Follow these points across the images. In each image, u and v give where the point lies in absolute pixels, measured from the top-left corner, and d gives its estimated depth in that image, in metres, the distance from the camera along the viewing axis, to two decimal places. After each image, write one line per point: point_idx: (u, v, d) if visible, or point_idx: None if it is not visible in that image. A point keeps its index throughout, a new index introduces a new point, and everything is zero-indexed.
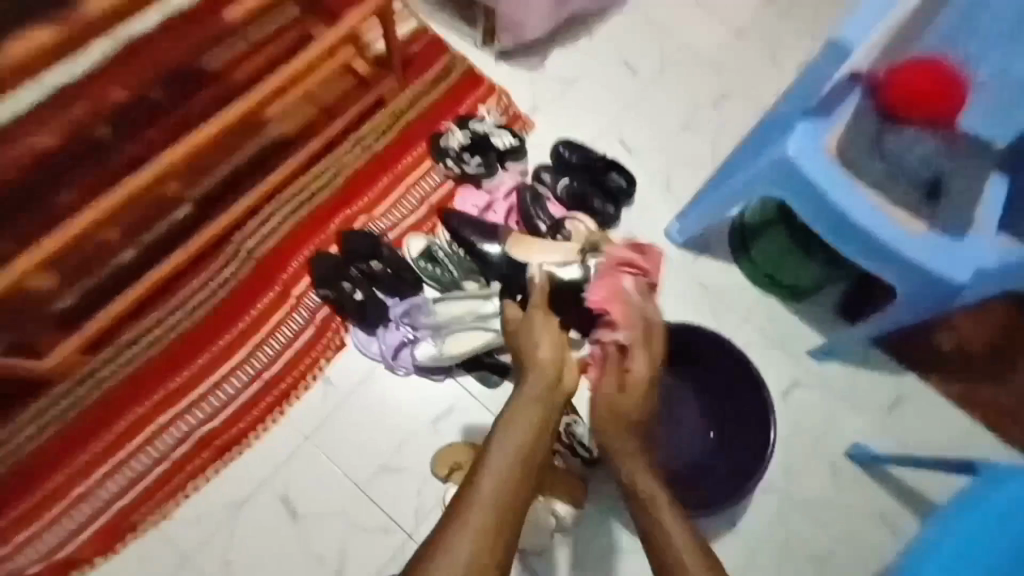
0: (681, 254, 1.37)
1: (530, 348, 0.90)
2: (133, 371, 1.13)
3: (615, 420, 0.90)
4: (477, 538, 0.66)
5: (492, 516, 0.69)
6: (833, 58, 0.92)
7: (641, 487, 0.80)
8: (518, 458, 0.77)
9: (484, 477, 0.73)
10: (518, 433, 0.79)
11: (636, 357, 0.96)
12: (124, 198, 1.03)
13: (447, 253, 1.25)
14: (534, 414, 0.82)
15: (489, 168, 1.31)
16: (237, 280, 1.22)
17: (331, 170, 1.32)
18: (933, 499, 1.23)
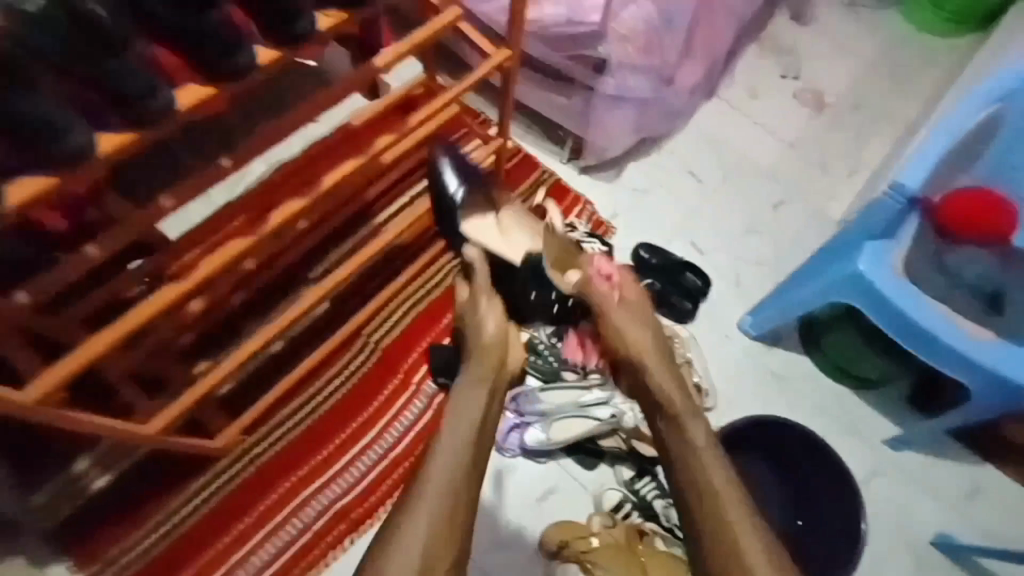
0: (754, 346, 1.50)
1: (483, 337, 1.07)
2: (280, 451, 1.30)
3: (656, 381, 1.04)
4: (434, 510, 0.87)
5: (450, 494, 0.89)
6: (896, 195, 1.11)
7: (695, 453, 0.95)
8: (470, 440, 0.94)
9: (440, 459, 0.92)
10: (473, 413, 0.97)
11: (615, 327, 1.11)
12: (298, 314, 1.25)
13: (547, 345, 1.39)
14: (476, 396, 0.99)
15: None
16: (366, 370, 1.40)
17: (445, 270, 1.52)
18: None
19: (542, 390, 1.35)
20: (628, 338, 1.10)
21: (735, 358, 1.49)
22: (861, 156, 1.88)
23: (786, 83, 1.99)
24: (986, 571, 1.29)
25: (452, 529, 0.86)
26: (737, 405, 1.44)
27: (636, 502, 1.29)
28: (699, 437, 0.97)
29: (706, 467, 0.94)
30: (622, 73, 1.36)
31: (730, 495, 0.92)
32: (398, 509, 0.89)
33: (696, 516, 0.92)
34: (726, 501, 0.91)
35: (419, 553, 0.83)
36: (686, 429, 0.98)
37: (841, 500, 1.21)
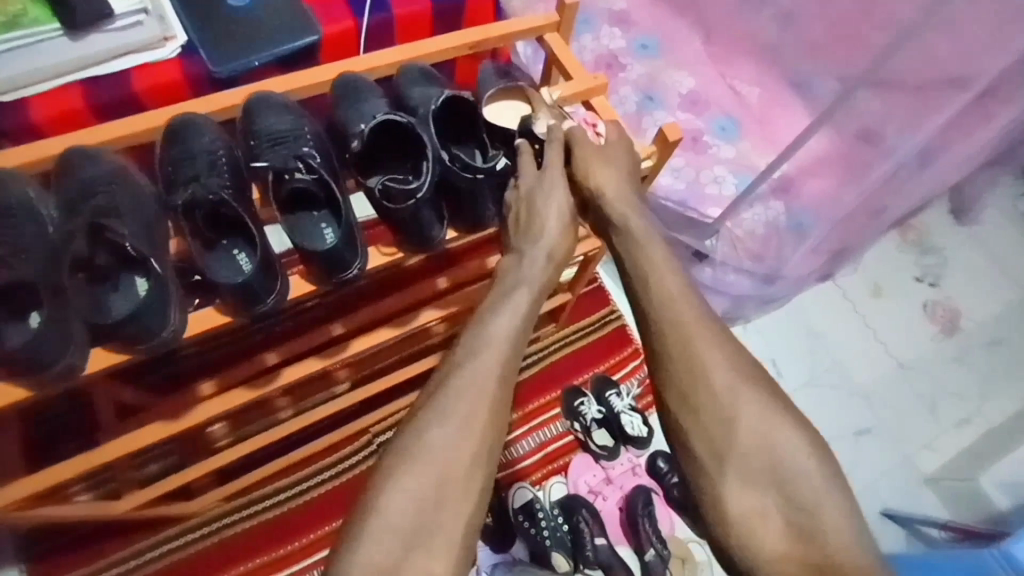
0: None
1: (540, 211, 0.81)
2: (248, 528, 1.26)
3: (612, 202, 0.82)
4: (468, 409, 0.70)
5: (494, 387, 0.71)
6: (1001, 562, 1.02)
7: (672, 292, 0.76)
8: (517, 330, 0.75)
9: (477, 345, 0.73)
10: (518, 294, 0.77)
11: (582, 160, 0.84)
12: (295, 429, 1.14)
13: (546, 516, 1.28)
14: (533, 283, 0.78)
15: (612, 450, 1.35)
16: (357, 471, 1.32)
17: None
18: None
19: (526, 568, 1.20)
20: (594, 169, 0.83)
21: None
22: (981, 405, 1.60)
23: (918, 288, 1.72)
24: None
25: (498, 430, 0.71)
26: None
27: None
28: (653, 249, 0.79)
29: (662, 281, 0.77)
30: (723, 268, 1.35)
31: (685, 305, 0.76)
32: (431, 392, 0.72)
33: (671, 371, 0.74)
34: (681, 308, 0.75)
35: (468, 441, 0.69)
36: (642, 248, 0.79)
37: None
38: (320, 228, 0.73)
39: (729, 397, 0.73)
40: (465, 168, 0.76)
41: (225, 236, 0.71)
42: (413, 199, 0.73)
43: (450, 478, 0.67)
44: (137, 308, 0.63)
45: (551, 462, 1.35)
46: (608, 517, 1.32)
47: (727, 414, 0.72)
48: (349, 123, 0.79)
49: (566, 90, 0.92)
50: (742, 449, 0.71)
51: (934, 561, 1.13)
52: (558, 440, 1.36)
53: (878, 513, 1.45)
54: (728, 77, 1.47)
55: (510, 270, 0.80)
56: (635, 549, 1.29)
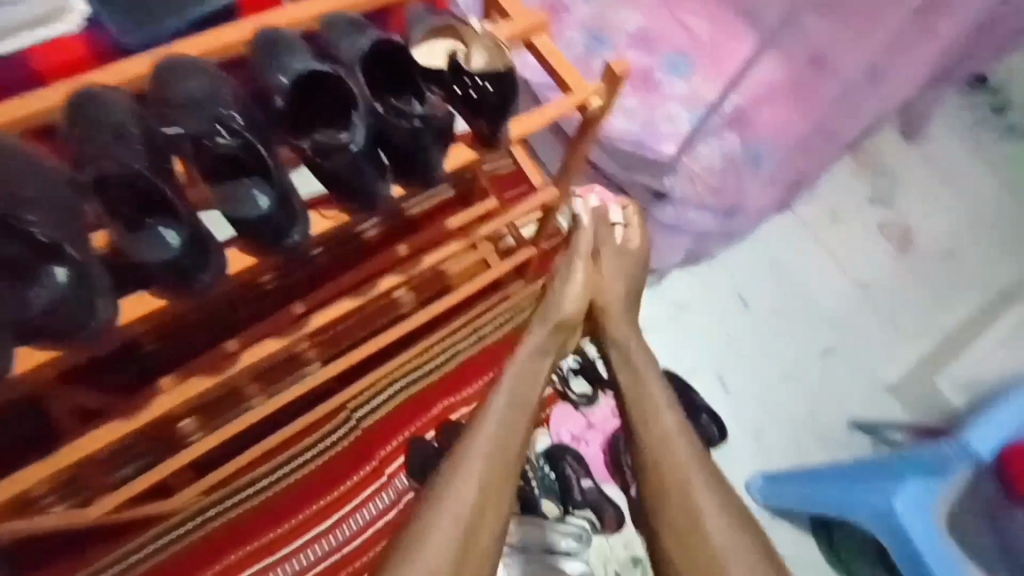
0: (758, 510, 1.38)
1: (565, 280, 1.12)
2: (234, 516, 1.25)
3: (614, 325, 1.12)
4: (464, 495, 0.86)
5: (483, 477, 0.89)
6: (960, 452, 1.10)
7: (656, 421, 0.98)
8: (505, 430, 0.95)
9: (475, 442, 0.93)
10: (501, 406, 0.98)
11: (601, 268, 1.13)
12: (273, 410, 1.11)
13: (534, 469, 1.29)
14: (517, 398, 1.00)
15: (591, 397, 1.37)
16: (337, 450, 1.31)
17: (444, 354, 1.39)
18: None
19: (520, 522, 1.22)
20: (607, 287, 1.13)
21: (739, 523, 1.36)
22: (936, 314, 1.67)
23: (872, 210, 1.77)
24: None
25: (490, 512, 0.87)
26: None
27: None
28: (645, 371, 1.05)
29: (654, 415, 0.99)
30: (684, 206, 1.32)
31: (672, 436, 0.96)
32: (438, 487, 0.88)
33: (663, 489, 0.91)
34: (666, 437, 0.95)
35: (460, 521, 0.84)
36: (635, 359, 1.07)
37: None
38: (251, 195, 0.70)
39: (711, 517, 0.87)
40: (401, 117, 0.74)
41: (151, 214, 0.67)
42: (349, 152, 0.72)
43: (464, 549, 0.82)
44: (59, 299, 0.61)
45: None
46: (595, 460, 1.35)
47: (706, 529, 0.86)
48: (265, 83, 0.72)
49: (506, 30, 0.87)
50: (721, 558, 0.83)
51: (881, 461, 1.15)
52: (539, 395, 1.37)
53: (844, 424, 1.53)
54: (676, 10, 1.43)
55: (503, 382, 1.02)
56: (621, 486, 1.32)
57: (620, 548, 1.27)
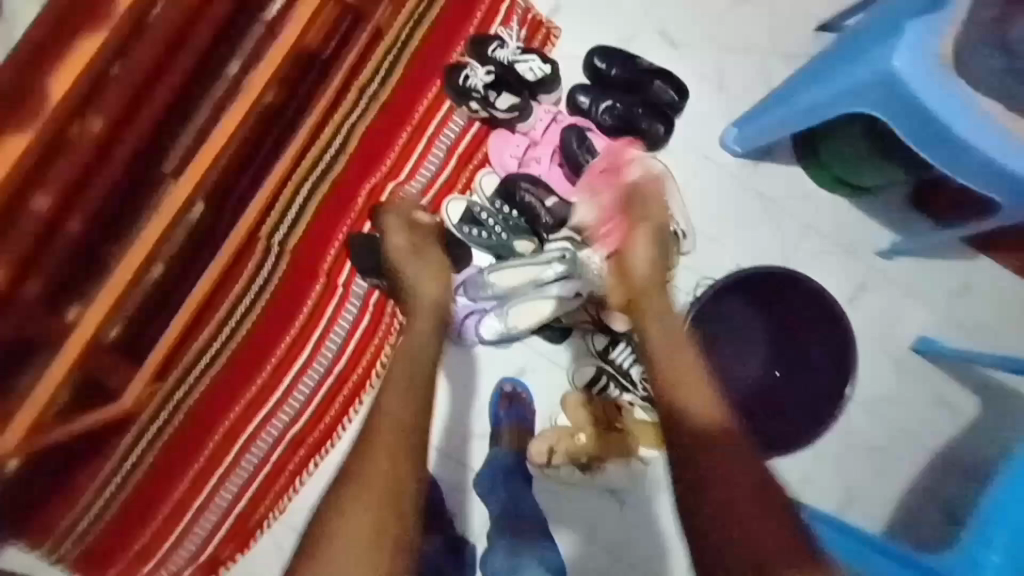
0: (738, 164, 1.25)
1: (409, 268, 1.03)
2: (206, 387, 1.14)
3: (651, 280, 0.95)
4: (358, 513, 0.70)
5: (380, 480, 0.72)
6: None
7: (660, 318, 0.92)
8: (405, 415, 0.79)
9: (369, 436, 0.77)
10: (398, 391, 0.82)
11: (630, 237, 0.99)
12: (146, 253, 0.96)
13: (491, 214, 1.15)
14: (414, 364, 0.87)
15: (522, 108, 1.14)
16: (276, 281, 1.16)
17: (337, 137, 1.17)
18: (1015, 389, 1.29)
19: (492, 271, 1.13)
20: (639, 262, 0.96)
21: (709, 179, 1.24)
22: None
23: None
24: (983, 376, 1.29)
25: (387, 518, 0.70)
26: (718, 243, 1.24)
27: (612, 371, 1.18)
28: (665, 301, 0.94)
29: (652, 303, 0.93)
30: None
31: (670, 323, 0.92)
32: (321, 510, 0.72)
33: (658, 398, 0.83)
34: (672, 338, 0.88)
35: (356, 542, 0.68)
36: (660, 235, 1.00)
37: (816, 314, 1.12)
38: None
39: (691, 434, 0.77)
40: None
41: None
42: None
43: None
44: None
45: (470, 162, 1.19)
46: (555, 174, 1.17)
47: (687, 441, 0.77)
48: None
49: None
50: (710, 485, 0.73)
51: (875, 25, 0.98)
52: (467, 131, 1.18)
53: (817, 30, 1.28)
54: None
55: (395, 366, 0.87)
56: None
57: None
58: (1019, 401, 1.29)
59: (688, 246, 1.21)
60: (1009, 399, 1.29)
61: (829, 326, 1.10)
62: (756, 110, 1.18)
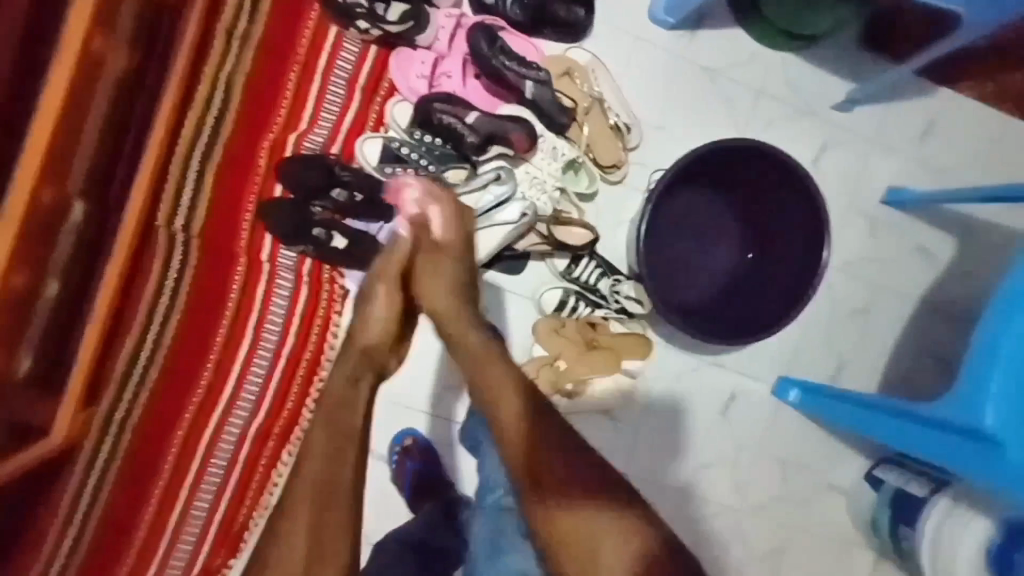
0: (673, 38, 1.13)
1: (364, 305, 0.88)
2: (146, 402, 1.04)
3: (442, 315, 0.84)
4: None
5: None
6: None
7: (478, 362, 0.80)
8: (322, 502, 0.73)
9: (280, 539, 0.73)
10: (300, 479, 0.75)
11: (421, 286, 0.85)
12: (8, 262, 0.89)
13: (413, 148, 1.03)
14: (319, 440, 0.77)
15: (416, 16, 0.99)
16: (192, 271, 1.03)
17: (217, 94, 1.01)
18: (988, 221, 1.25)
19: None
20: (434, 302, 0.84)
21: (645, 61, 1.12)
22: None
23: None
24: (957, 214, 1.24)
25: None
26: (667, 131, 1.13)
27: (580, 290, 1.10)
28: (467, 332, 0.82)
29: (464, 341, 0.82)
30: None
31: (493, 364, 0.79)
32: None
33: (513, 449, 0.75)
34: (496, 384, 0.77)
35: None
36: (433, 274, 0.85)
37: (780, 180, 1.00)
38: None
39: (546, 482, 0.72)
40: None
41: None
42: None
43: None
44: None
45: (376, 94, 1.05)
46: (472, 87, 1.04)
47: (551, 492, 0.71)
48: None
49: None
50: (576, 530, 0.70)
51: None
52: (365, 58, 1.04)
53: None
54: None
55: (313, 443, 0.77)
56: (516, 98, 1.02)
57: (552, 161, 1.04)
58: (994, 232, 1.25)
59: (634, 138, 1.09)
60: (985, 232, 1.25)
61: (804, 199, 0.98)
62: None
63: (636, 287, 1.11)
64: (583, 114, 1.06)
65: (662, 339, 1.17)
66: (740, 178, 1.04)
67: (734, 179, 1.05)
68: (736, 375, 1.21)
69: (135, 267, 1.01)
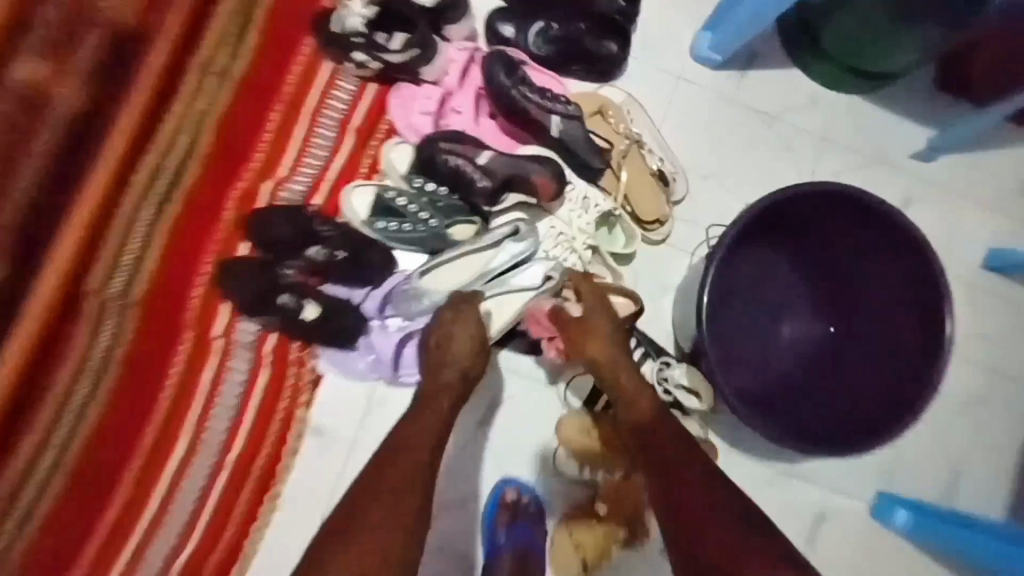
0: (719, 78, 0.96)
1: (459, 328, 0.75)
2: (30, 535, 0.76)
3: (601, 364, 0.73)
4: None
5: None
6: None
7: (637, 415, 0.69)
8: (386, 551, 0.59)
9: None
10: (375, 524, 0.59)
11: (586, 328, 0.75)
12: None
13: (410, 198, 0.83)
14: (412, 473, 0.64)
15: (424, 45, 0.83)
16: (119, 353, 0.79)
17: (181, 134, 0.83)
18: None
19: (422, 274, 0.83)
20: (594, 346, 0.74)
21: (688, 103, 0.95)
22: None
23: None
24: None
25: None
26: (717, 182, 0.94)
27: None
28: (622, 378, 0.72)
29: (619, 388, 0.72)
30: None
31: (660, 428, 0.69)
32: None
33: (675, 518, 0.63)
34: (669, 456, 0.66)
35: None
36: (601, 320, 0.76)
37: (870, 242, 0.76)
38: None
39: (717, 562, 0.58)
40: None
41: None
42: None
43: None
44: None
45: (371, 137, 0.87)
46: (486, 127, 0.87)
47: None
48: None
49: None
50: None
51: None
52: (362, 98, 0.87)
53: None
54: None
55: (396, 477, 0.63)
56: (541, 139, 0.85)
57: (583, 215, 0.83)
58: None
59: (679, 191, 0.90)
60: None
61: (914, 262, 0.74)
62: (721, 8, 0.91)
63: (690, 371, 0.83)
64: (621, 158, 0.87)
65: (725, 443, 0.89)
66: (822, 241, 0.82)
67: (820, 251, 0.83)
68: (827, 490, 0.91)
69: (44, 347, 0.77)
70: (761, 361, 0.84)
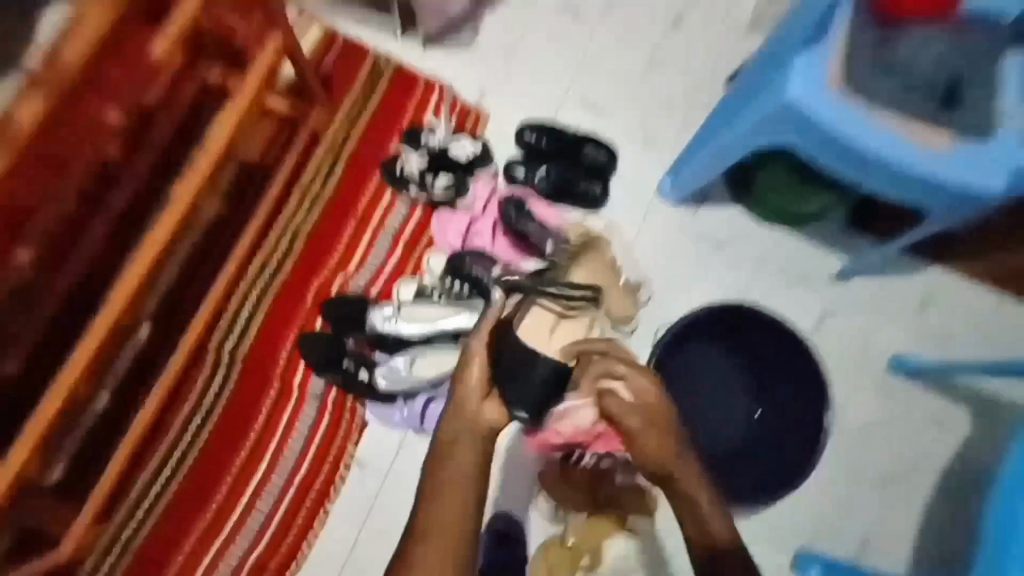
0: (680, 211, 1.27)
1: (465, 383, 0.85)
2: (152, 526, 1.05)
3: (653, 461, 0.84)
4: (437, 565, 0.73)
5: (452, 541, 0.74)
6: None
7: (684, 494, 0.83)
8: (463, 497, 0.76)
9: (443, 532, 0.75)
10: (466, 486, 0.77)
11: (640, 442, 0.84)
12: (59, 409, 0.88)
13: (442, 292, 1.15)
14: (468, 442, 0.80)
15: (459, 186, 1.19)
16: (226, 397, 1.11)
17: (284, 240, 1.17)
18: (1002, 397, 1.23)
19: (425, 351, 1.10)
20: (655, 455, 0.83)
21: (654, 229, 1.26)
22: None
23: None
24: (966, 389, 1.23)
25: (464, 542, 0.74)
26: (674, 290, 1.24)
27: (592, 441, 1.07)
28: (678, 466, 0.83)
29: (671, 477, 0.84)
30: None
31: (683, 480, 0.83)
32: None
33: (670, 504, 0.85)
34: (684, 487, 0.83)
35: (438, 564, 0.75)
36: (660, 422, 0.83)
37: (783, 359, 1.08)
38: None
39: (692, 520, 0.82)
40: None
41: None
42: None
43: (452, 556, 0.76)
44: None
45: (418, 245, 1.21)
46: (499, 244, 1.19)
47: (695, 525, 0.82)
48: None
49: None
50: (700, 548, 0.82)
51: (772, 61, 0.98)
52: (412, 217, 1.21)
53: (726, 81, 1.35)
54: None
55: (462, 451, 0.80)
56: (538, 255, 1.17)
57: None
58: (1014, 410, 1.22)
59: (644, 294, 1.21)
60: (1003, 410, 1.22)
61: (809, 374, 1.04)
62: (680, 164, 1.23)
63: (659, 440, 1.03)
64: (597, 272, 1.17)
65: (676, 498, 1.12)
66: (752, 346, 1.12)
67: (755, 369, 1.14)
68: (753, 541, 1.15)
69: (178, 383, 1.09)
70: (717, 444, 1.12)
